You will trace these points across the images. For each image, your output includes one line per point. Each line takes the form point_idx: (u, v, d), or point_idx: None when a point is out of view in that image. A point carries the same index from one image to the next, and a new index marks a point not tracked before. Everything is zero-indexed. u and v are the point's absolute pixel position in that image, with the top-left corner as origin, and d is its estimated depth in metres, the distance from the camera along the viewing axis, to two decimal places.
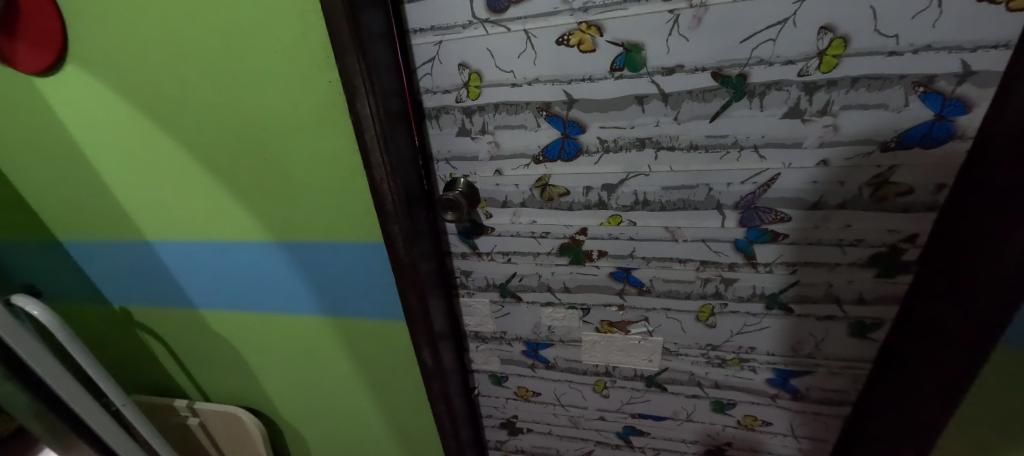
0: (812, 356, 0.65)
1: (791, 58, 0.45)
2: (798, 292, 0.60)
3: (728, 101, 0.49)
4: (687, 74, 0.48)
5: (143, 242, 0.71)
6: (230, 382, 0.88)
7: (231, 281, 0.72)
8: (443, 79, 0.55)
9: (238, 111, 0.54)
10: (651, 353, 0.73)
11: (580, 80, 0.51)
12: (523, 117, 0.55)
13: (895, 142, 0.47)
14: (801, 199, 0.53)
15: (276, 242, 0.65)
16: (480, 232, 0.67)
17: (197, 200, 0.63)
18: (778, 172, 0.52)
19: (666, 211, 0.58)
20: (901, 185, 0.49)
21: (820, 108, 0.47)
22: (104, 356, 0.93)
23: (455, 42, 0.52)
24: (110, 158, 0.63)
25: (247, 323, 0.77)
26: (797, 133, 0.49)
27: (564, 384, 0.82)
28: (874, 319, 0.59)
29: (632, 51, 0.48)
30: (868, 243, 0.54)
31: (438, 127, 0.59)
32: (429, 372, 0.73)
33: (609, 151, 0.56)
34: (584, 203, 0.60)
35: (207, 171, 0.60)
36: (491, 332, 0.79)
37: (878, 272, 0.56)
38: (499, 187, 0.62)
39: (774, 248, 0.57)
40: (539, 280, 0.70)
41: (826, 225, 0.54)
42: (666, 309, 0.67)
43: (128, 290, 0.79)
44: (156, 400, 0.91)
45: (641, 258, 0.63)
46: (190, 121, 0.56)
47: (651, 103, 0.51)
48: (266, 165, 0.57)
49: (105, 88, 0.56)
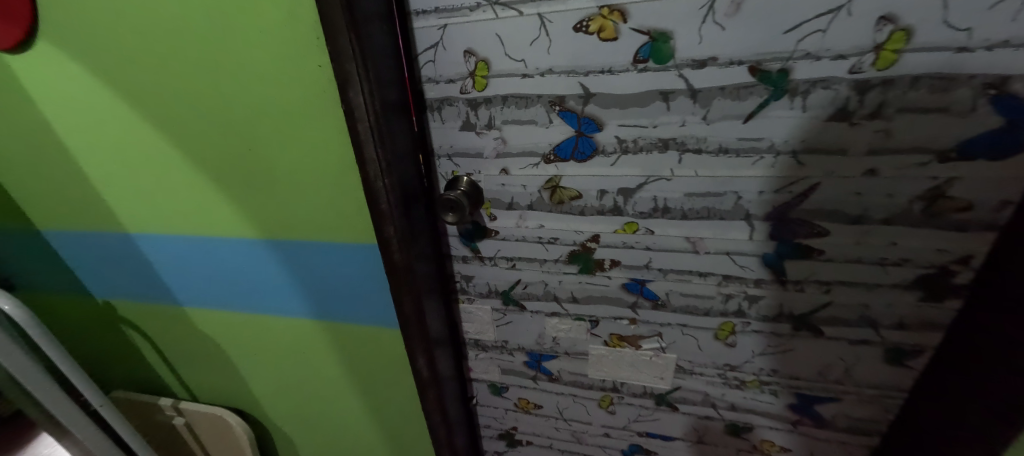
0: (841, 382, 0.59)
1: (841, 52, 0.39)
2: (831, 313, 0.54)
3: (766, 99, 0.43)
4: (720, 68, 0.43)
5: (124, 233, 0.66)
6: (214, 384, 0.83)
7: (215, 281, 0.67)
8: (447, 67, 0.50)
9: (221, 96, 0.49)
10: (662, 371, 0.67)
11: (599, 72, 0.46)
12: (534, 112, 0.50)
13: (954, 151, 0.42)
14: (842, 212, 0.48)
15: (261, 239, 0.60)
16: (483, 235, 0.62)
17: (180, 191, 0.59)
18: (817, 181, 0.46)
19: (686, 220, 0.53)
20: (958, 200, 0.44)
21: (871, 111, 0.42)
22: (80, 352, 0.87)
23: (460, 26, 0.47)
24: (86, 141, 0.58)
25: (233, 325, 0.73)
26: (842, 138, 0.44)
27: (568, 398, 0.76)
28: (914, 345, 0.54)
29: (659, 40, 0.43)
30: (915, 263, 0.48)
31: (440, 120, 0.54)
32: (424, 381, 0.68)
33: (627, 152, 0.50)
34: (597, 208, 0.55)
35: (188, 158, 0.55)
36: (491, 341, 0.74)
37: (922, 295, 0.50)
38: (505, 188, 0.57)
39: (807, 265, 0.52)
40: (544, 289, 0.64)
41: (868, 241, 0.49)
42: (682, 325, 0.61)
43: (107, 284, 0.74)
44: (140, 397, 0.86)
45: (657, 270, 0.58)
46: (169, 105, 0.51)
47: (678, 99, 0.46)
48: (251, 156, 0.53)
49: (76, 64, 0.51)
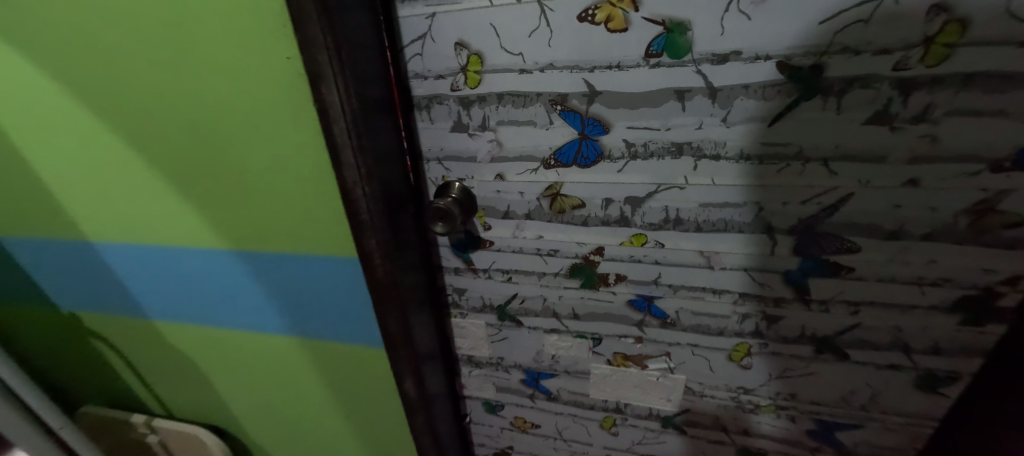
0: (865, 408, 0.54)
1: (885, 46, 0.34)
2: (858, 336, 0.49)
3: (796, 99, 0.38)
4: (744, 63, 0.37)
5: (84, 241, 0.61)
6: (189, 400, 0.78)
7: (185, 294, 0.62)
8: (436, 61, 0.44)
9: (180, 95, 0.44)
10: (670, 393, 0.62)
11: (606, 68, 0.41)
12: (533, 112, 0.45)
13: (1010, 160, 0.36)
14: (876, 226, 0.42)
15: (232, 250, 0.55)
16: (476, 246, 0.57)
17: (142, 197, 0.53)
18: (850, 191, 0.41)
19: (701, 233, 0.48)
20: (1010, 215, 0.39)
21: (916, 113, 0.36)
22: (47, 364, 0.82)
23: (450, 14, 0.41)
24: (35, 141, 0.52)
25: (206, 340, 0.67)
26: (881, 144, 0.38)
27: (568, 418, 0.72)
28: (949, 372, 0.49)
29: (675, 31, 0.37)
30: (956, 283, 0.43)
31: (429, 119, 0.49)
32: (412, 402, 0.63)
33: (636, 158, 0.45)
34: (602, 218, 0.50)
35: (148, 161, 0.50)
36: (486, 357, 0.69)
37: (962, 318, 0.45)
38: (501, 195, 0.52)
39: (835, 284, 0.47)
40: (543, 304, 0.59)
41: (904, 258, 0.44)
42: (692, 345, 0.56)
43: (71, 294, 0.69)
44: (111, 414, 0.81)
45: (667, 286, 0.53)
46: (124, 104, 0.46)
47: (695, 98, 0.40)
48: (217, 161, 0.47)
49: (17, 55, 0.45)
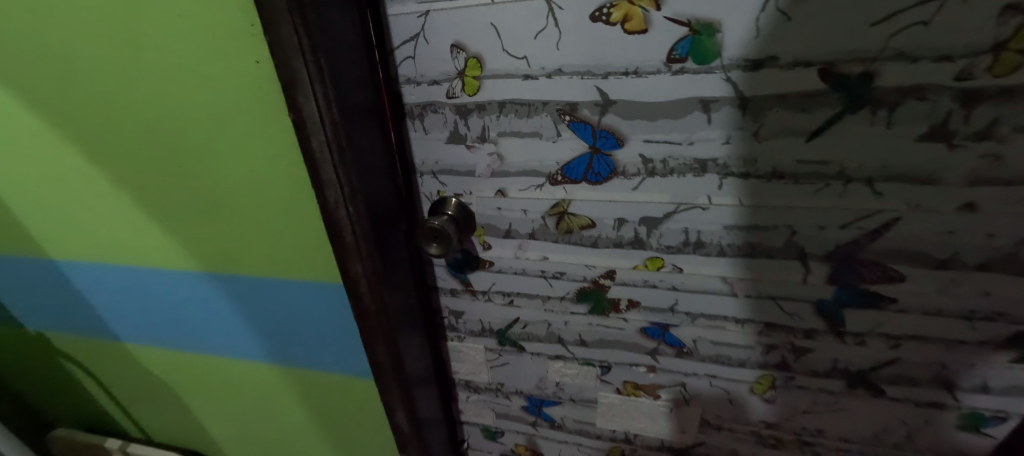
0: (899, 446, 0.50)
1: (946, 51, 0.29)
2: (896, 370, 0.45)
3: (838, 112, 0.33)
4: (779, 71, 0.32)
5: (46, 259, 0.56)
6: (168, 425, 0.73)
7: (157, 318, 0.57)
8: (431, 65, 0.39)
9: (138, 106, 0.39)
10: (684, 424, 0.57)
11: (621, 74, 0.36)
12: (538, 123, 0.40)
13: None
14: (925, 254, 0.38)
15: (205, 273, 0.50)
16: (474, 266, 0.52)
17: (106, 214, 0.48)
18: (896, 215, 0.36)
19: (723, 257, 0.43)
20: None
21: (980, 129, 0.31)
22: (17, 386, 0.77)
23: (446, 12, 0.36)
24: None
25: (182, 364, 0.62)
26: (936, 163, 0.33)
27: (573, 447, 0.67)
28: (997, 412, 0.44)
29: (702, 33, 0.32)
30: (1013, 319, 0.38)
31: (423, 129, 0.44)
32: (405, 432, 0.59)
33: (653, 175, 0.40)
34: (613, 240, 0.45)
35: (108, 176, 0.45)
36: (485, 382, 0.64)
37: (1017, 356, 0.40)
38: (501, 213, 0.47)
39: (872, 315, 0.42)
40: (547, 329, 0.55)
41: (954, 289, 0.39)
42: (710, 376, 0.52)
43: (35, 314, 0.64)
44: (87, 438, 0.77)
45: (684, 314, 0.48)
46: (77, 114, 0.41)
47: (722, 110, 0.35)
48: (184, 178, 0.43)
49: None
